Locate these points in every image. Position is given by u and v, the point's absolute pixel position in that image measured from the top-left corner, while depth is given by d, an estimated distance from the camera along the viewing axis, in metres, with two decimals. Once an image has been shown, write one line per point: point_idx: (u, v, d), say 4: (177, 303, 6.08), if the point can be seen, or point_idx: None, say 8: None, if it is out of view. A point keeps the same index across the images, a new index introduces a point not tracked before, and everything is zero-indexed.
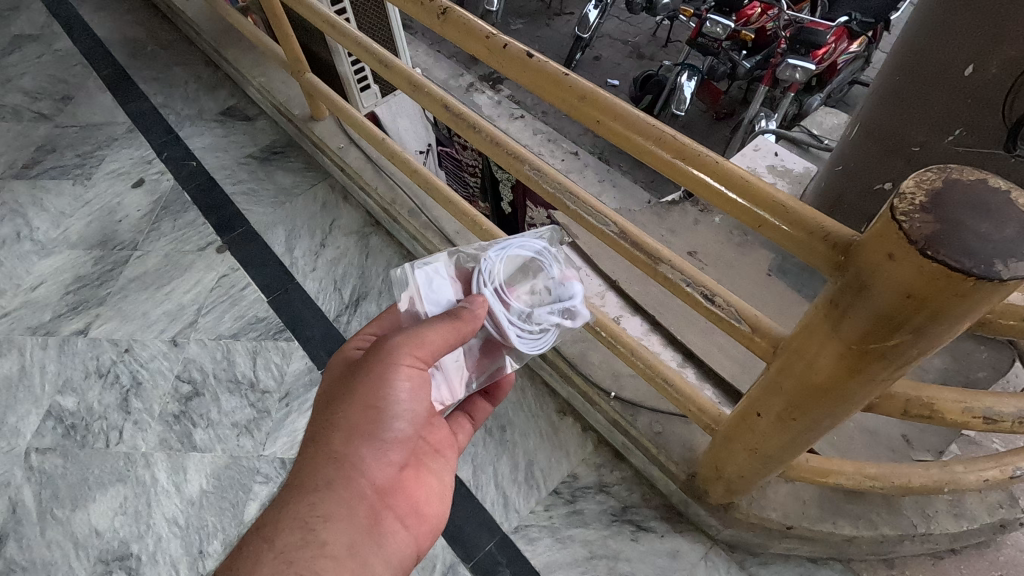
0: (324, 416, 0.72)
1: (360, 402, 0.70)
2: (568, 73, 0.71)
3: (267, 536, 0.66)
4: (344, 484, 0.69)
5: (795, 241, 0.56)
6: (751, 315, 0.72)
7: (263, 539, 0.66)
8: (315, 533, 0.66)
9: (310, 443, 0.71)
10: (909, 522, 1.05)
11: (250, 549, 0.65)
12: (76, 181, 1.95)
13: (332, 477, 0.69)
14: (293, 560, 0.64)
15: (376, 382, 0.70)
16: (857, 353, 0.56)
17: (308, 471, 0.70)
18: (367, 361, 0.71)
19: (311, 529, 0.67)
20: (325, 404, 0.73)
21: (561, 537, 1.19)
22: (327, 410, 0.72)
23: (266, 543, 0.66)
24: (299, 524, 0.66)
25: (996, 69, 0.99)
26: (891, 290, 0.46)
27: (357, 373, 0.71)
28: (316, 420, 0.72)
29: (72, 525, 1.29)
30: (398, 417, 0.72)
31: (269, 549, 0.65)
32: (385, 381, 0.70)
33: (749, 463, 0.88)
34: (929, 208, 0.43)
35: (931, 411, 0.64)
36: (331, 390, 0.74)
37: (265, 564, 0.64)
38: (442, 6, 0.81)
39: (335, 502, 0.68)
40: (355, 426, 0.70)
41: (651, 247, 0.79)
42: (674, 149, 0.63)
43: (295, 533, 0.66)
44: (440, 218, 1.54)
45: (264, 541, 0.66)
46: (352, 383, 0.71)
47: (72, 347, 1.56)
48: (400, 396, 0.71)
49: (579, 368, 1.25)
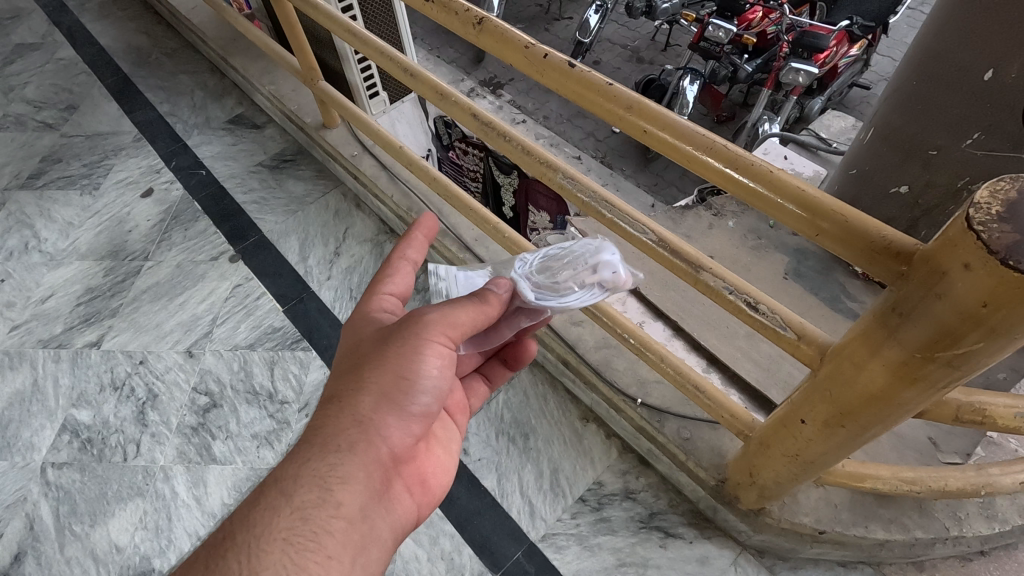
0: (353, 378, 0.70)
1: (392, 370, 0.68)
2: (612, 82, 0.71)
3: (282, 491, 0.65)
4: (365, 449, 0.68)
5: (855, 250, 0.56)
6: (797, 323, 0.71)
7: (279, 494, 0.64)
8: (333, 493, 0.65)
9: (335, 399, 0.70)
10: (941, 525, 1.06)
11: (266, 503, 0.64)
12: (84, 191, 1.94)
13: (354, 439, 0.67)
14: (308, 517, 0.63)
15: (408, 352, 0.69)
16: (919, 362, 0.55)
17: (330, 429, 0.68)
18: (402, 330, 0.71)
19: (328, 489, 0.65)
20: (354, 366, 0.72)
21: (589, 545, 1.18)
22: (357, 372, 0.70)
23: (282, 497, 0.64)
24: (318, 481, 0.65)
25: (1016, 73, 0.98)
26: (962, 303, 0.47)
27: (391, 341, 0.70)
28: (342, 381, 0.71)
29: (92, 541, 1.27)
30: (425, 392, 0.70)
31: (286, 504, 0.64)
32: (418, 354, 0.69)
33: (787, 470, 0.88)
34: (1007, 218, 0.43)
35: (983, 416, 0.66)
36: (360, 354, 0.73)
37: (281, 519, 0.63)
38: (478, 15, 0.81)
39: (354, 465, 0.67)
40: (385, 393, 0.68)
41: (689, 254, 0.78)
42: (725, 157, 0.63)
43: (313, 491, 0.65)
44: (457, 226, 1.54)
45: (281, 494, 0.64)
46: (386, 349, 0.70)
47: (85, 360, 1.54)
48: (429, 371, 0.69)
49: (604, 375, 1.25)
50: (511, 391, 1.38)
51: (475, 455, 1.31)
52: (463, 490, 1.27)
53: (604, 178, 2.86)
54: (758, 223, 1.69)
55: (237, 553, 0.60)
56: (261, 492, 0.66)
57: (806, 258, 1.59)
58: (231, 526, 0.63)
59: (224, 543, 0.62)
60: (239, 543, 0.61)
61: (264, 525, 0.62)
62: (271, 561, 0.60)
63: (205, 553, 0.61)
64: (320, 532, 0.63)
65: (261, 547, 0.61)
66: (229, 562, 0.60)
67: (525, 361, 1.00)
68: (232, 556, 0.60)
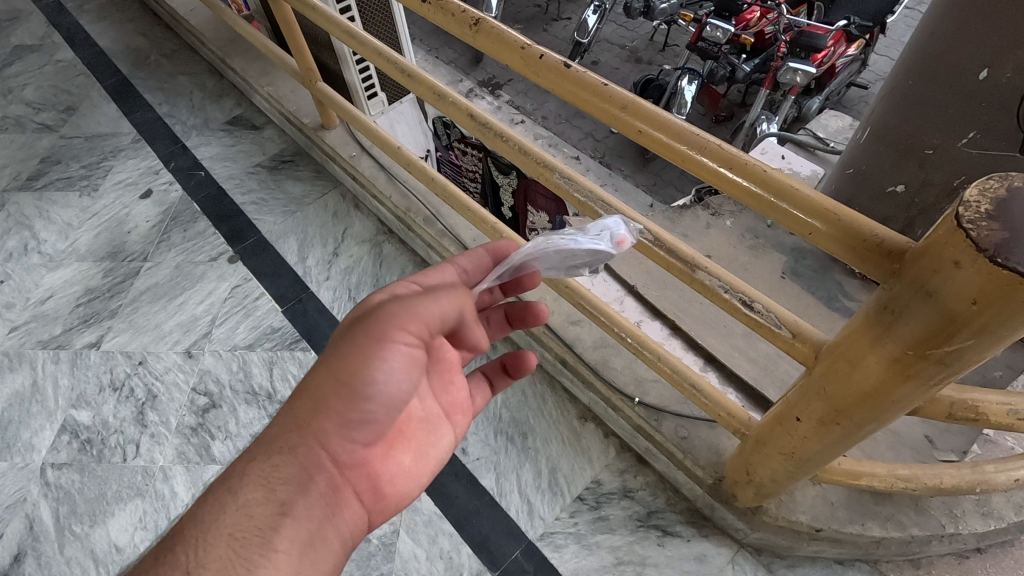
0: (304, 382, 0.71)
1: (337, 374, 0.69)
2: (607, 83, 0.71)
3: (229, 488, 0.66)
4: (306, 452, 0.69)
5: (848, 248, 0.57)
6: (792, 321, 0.72)
7: (226, 490, 0.66)
8: (275, 493, 0.67)
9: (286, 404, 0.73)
10: (937, 523, 1.06)
11: (213, 499, 0.66)
12: (82, 192, 1.94)
13: (296, 443, 0.69)
14: (253, 513, 0.64)
15: (357, 353, 0.68)
16: (910, 358, 0.55)
17: (277, 433, 0.70)
18: (354, 331, 0.70)
19: (272, 489, 0.67)
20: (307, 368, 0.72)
21: (587, 543, 1.19)
22: (308, 375, 0.71)
23: (229, 494, 0.66)
24: (261, 481, 0.67)
25: (1011, 71, 0.99)
26: (954, 298, 0.47)
27: (342, 342, 0.70)
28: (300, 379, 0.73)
29: (91, 540, 1.28)
30: (373, 400, 0.70)
31: (232, 500, 0.65)
32: (366, 357, 0.68)
33: (783, 467, 0.88)
34: (995, 216, 0.44)
35: (976, 413, 0.66)
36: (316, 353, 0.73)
37: (226, 515, 0.64)
38: (475, 16, 0.82)
39: (297, 466, 0.68)
40: (329, 396, 0.69)
41: (684, 254, 0.79)
42: (720, 157, 0.64)
43: (257, 489, 0.66)
44: (456, 226, 1.54)
45: (228, 491, 0.66)
46: (336, 351, 0.70)
47: (85, 361, 1.55)
48: (377, 373, 0.69)
49: (602, 374, 1.25)
50: (509, 391, 1.38)
51: (473, 454, 1.31)
52: (462, 489, 1.27)
53: (603, 178, 2.87)
54: (756, 223, 1.69)
55: (185, 547, 0.62)
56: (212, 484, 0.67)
57: (804, 258, 1.60)
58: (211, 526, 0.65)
59: (173, 538, 0.64)
60: (187, 537, 0.63)
61: (211, 520, 0.64)
62: (216, 554, 0.61)
63: (158, 549, 0.63)
64: (264, 528, 0.64)
65: (207, 541, 0.62)
66: (177, 556, 0.62)
67: (526, 372, 0.97)
68: (181, 550, 0.62)
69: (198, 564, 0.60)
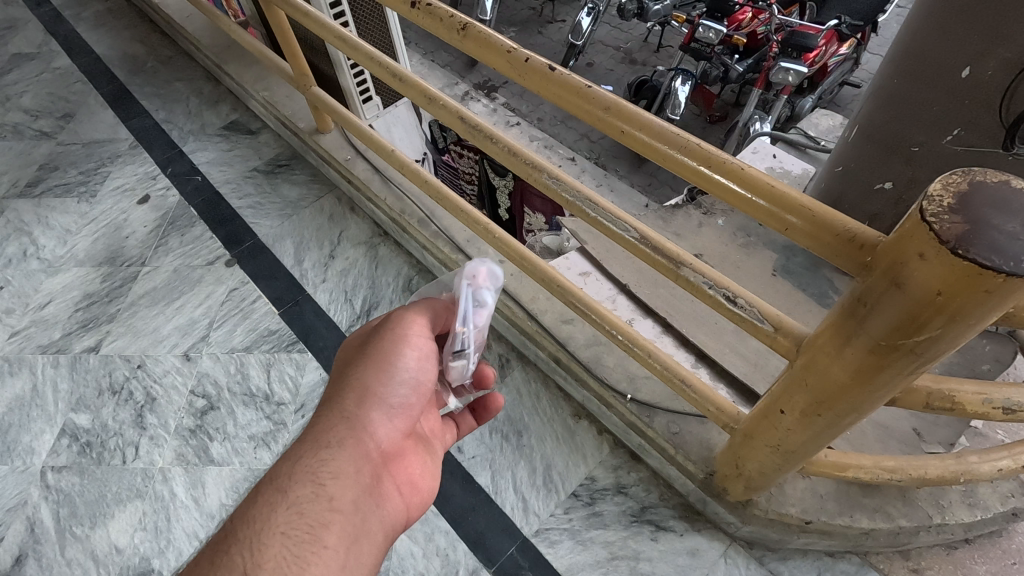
0: (345, 376, 0.77)
1: (373, 365, 0.75)
2: (590, 85, 0.73)
3: (279, 488, 0.70)
4: (353, 444, 0.73)
5: (822, 243, 0.58)
6: (774, 315, 0.73)
7: (276, 491, 0.70)
8: (325, 488, 0.71)
9: (329, 401, 0.77)
10: (924, 513, 1.08)
11: (265, 501, 0.69)
12: (80, 198, 1.96)
13: (343, 436, 0.73)
14: (304, 511, 0.68)
15: (391, 347, 0.75)
16: (884, 350, 0.57)
17: (321, 428, 0.74)
18: (386, 330, 0.78)
19: (321, 484, 0.71)
20: (345, 367, 0.78)
21: (582, 538, 1.20)
22: (346, 371, 0.77)
23: (279, 494, 0.70)
24: (311, 477, 0.71)
25: (992, 70, 1.01)
26: (922, 290, 0.49)
27: (377, 340, 0.77)
28: (335, 384, 0.78)
29: (91, 542, 1.29)
30: (404, 384, 0.75)
31: (282, 499, 0.69)
32: (399, 349, 0.75)
33: (770, 460, 0.90)
34: (957, 210, 0.45)
35: (953, 402, 0.68)
36: (349, 355, 0.80)
37: (279, 514, 0.68)
38: (462, 22, 0.83)
39: (345, 460, 0.72)
40: (368, 388, 0.75)
41: (671, 251, 0.80)
42: (696, 156, 0.66)
43: (307, 486, 0.70)
44: (450, 227, 1.56)
45: (277, 491, 0.70)
46: (369, 349, 0.77)
47: (84, 365, 1.56)
48: (409, 363, 0.75)
49: (594, 371, 1.27)
50: (504, 390, 1.40)
51: (469, 452, 1.33)
52: (459, 487, 1.29)
53: (599, 178, 2.88)
54: (747, 222, 1.71)
55: (241, 547, 0.65)
56: (258, 491, 0.71)
57: (795, 256, 1.62)
58: (235, 524, 0.68)
59: (227, 539, 0.66)
60: (241, 536, 0.66)
61: (264, 521, 0.67)
62: (272, 554, 0.64)
63: (209, 553, 0.65)
64: (315, 524, 0.68)
65: (262, 542, 0.65)
66: (233, 557, 0.64)
67: (493, 412, 0.99)
68: (236, 551, 0.65)
69: (254, 564, 0.63)
